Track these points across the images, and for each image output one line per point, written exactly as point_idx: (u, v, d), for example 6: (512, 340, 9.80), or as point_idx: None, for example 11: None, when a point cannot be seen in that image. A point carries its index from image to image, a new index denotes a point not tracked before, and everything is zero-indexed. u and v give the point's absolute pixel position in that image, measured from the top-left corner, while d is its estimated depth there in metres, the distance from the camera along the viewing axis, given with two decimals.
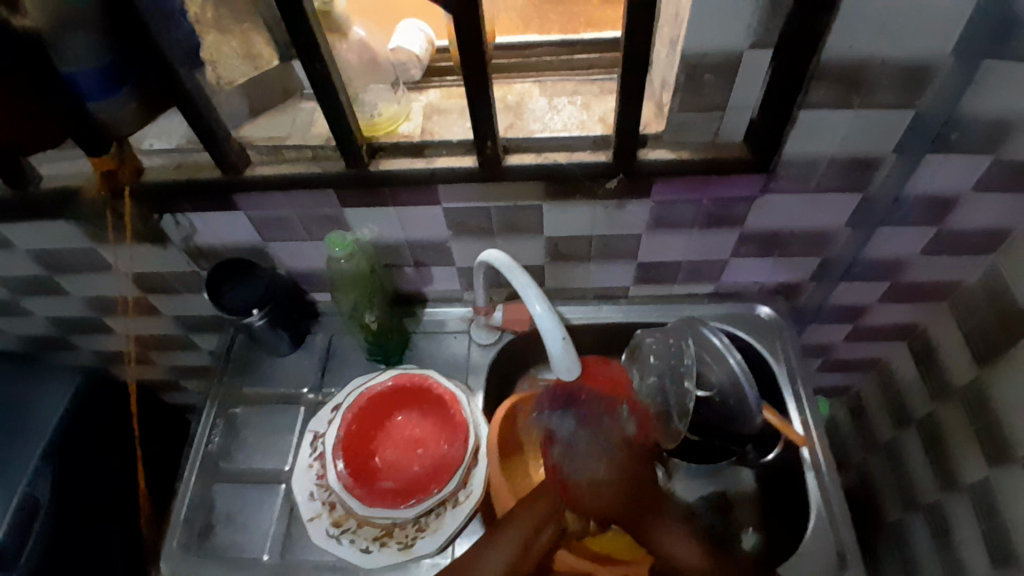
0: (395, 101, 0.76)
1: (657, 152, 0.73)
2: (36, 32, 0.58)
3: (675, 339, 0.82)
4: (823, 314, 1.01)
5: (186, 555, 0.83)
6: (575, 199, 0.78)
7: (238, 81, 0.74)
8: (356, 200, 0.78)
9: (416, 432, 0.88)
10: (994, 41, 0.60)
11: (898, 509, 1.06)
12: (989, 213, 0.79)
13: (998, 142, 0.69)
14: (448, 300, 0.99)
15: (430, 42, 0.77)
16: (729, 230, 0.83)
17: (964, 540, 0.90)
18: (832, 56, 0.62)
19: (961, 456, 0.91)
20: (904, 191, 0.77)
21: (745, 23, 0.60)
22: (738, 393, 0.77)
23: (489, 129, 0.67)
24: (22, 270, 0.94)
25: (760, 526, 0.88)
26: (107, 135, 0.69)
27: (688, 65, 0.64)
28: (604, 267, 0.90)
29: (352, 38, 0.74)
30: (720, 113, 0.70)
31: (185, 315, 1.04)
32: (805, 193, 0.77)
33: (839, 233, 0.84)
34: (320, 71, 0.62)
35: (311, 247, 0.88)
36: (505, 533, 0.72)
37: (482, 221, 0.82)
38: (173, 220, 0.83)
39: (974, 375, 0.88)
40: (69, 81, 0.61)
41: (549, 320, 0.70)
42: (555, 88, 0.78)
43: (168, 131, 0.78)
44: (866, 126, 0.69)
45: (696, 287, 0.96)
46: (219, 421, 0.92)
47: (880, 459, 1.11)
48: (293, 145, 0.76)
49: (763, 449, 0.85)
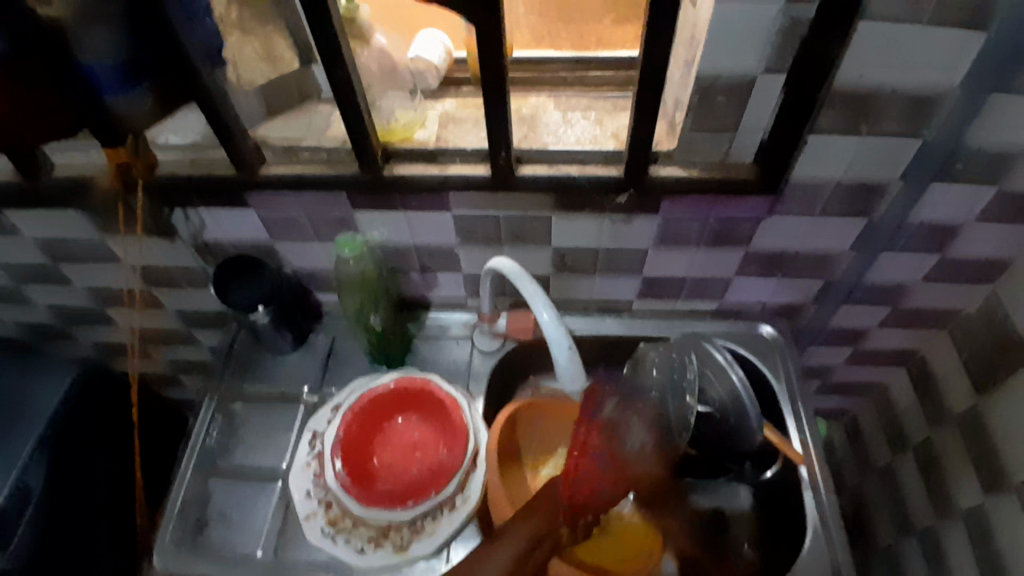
0: (411, 108, 0.77)
1: (667, 169, 0.73)
2: (59, 23, 0.59)
3: (677, 354, 0.81)
4: (823, 336, 1.02)
5: (179, 550, 0.82)
6: (583, 212, 0.79)
7: (257, 82, 0.75)
8: (366, 204, 0.79)
9: (415, 437, 0.88)
10: (1003, 74, 0.61)
11: (892, 533, 1.07)
12: (991, 243, 0.80)
13: (1001, 174, 0.71)
14: (451, 306, 0.99)
15: (449, 52, 0.79)
16: (733, 249, 0.84)
17: (957, 566, 0.91)
18: (843, 83, 0.63)
19: (956, 482, 0.91)
20: (908, 217, 0.78)
21: (759, 46, 0.61)
22: (739, 411, 0.77)
23: (503, 140, 0.68)
24: (30, 258, 0.95)
25: (755, 543, 0.88)
26: (123, 128, 0.69)
27: (701, 86, 0.66)
28: (609, 280, 0.91)
29: (372, 45, 0.76)
30: (730, 134, 0.71)
31: (189, 310, 1.05)
32: (811, 216, 0.78)
33: (843, 256, 0.85)
34: (341, 76, 0.63)
35: (319, 248, 0.88)
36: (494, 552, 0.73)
37: (491, 229, 0.82)
38: (183, 215, 0.84)
39: (971, 402, 0.89)
40: (85, 71, 0.62)
41: (555, 329, 0.71)
42: (568, 102, 0.79)
43: (185, 127, 0.79)
44: (874, 153, 0.70)
45: (698, 304, 0.96)
46: (217, 416, 0.92)
47: (875, 482, 1.12)
48: (308, 147, 0.76)
49: (761, 467, 0.87)
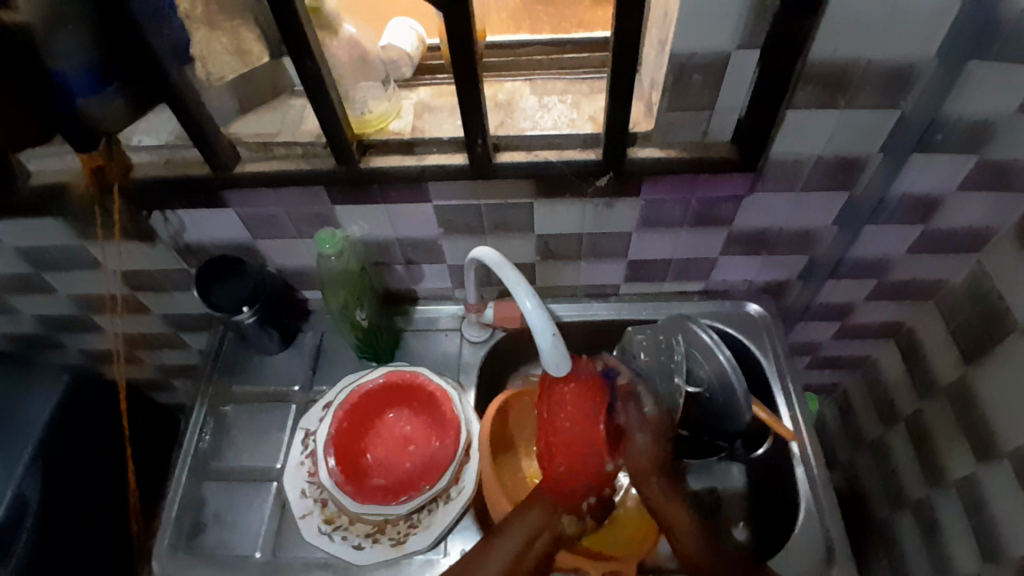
0: (385, 98, 0.76)
1: (645, 151, 0.73)
2: (26, 27, 0.57)
3: (666, 337, 0.84)
4: (810, 313, 1.02)
5: (177, 554, 0.82)
6: (564, 197, 0.78)
7: (227, 78, 0.73)
8: (344, 198, 0.78)
9: (407, 430, 0.89)
10: (978, 42, 0.60)
11: (885, 505, 1.08)
12: (974, 213, 0.80)
13: (982, 143, 0.71)
14: (439, 298, 0.99)
15: (422, 40, 0.78)
16: (717, 229, 0.84)
17: (951, 535, 0.92)
18: (817, 57, 0.63)
19: (947, 452, 0.92)
20: (890, 190, 0.78)
21: (731, 23, 0.61)
22: (727, 390, 0.78)
23: (478, 128, 0.67)
24: (9, 267, 0.94)
25: (750, 521, 0.89)
26: (93, 131, 0.68)
27: (676, 65, 0.65)
28: (594, 265, 0.91)
29: (342, 35, 0.73)
30: (707, 113, 0.70)
31: (174, 313, 1.04)
32: (793, 192, 0.78)
33: (827, 232, 0.85)
34: (310, 70, 0.62)
35: (301, 245, 0.88)
36: (495, 544, 0.72)
37: (472, 219, 0.82)
38: (162, 217, 0.83)
39: (960, 372, 0.89)
40: (58, 77, 0.61)
41: (539, 317, 0.69)
42: (544, 86, 0.78)
43: (155, 127, 0.77)
44: (853, 127, 0.70)
45: (685, 286, 0.96)
46: (209, 420, 0.91)
47: (868, 456, 1.12)
48: (283, 142, 0.75)
49: (751, 445, 0.90)
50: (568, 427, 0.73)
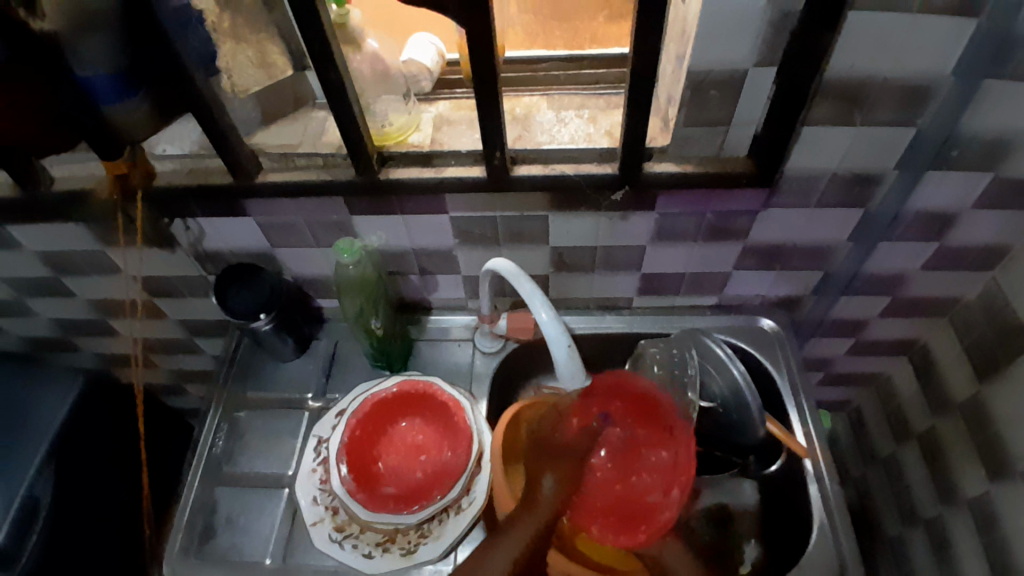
0: (405, 112, 0.78)
1: (661, 165, 0.74)
2: (55, 34, 0.59)
3: (678, 349, 0.86)
4: (823, 328, 1.02)
5: (186, 558, 0.83)
6: (579, 210, 0.79)
7: (251, 89, 0.75)
8: (362, 207, 0.80)
9: (418, 439, 0.88)
10: (994, 60, 0.61)
11: (897, 522, 1.07)
12: (989, 230, 0.80)
13: (997, 160, 0.71)
14: (452, 308, 0.99)
15: (440, 55, 0.79)
16: (732, 243, 0.84)
17: (962, 552, 0.91)
18: (834, 73, 0.63)
19: (961, 470, 0.91)
20: (904, 207, 0.78)
21: (748, 39, 0.62)
22: (740, 404, 0.79)
23: (497, 140, 0.68)
24: (30, 270, 0.95)
25: (762, 537, 0.89)
26: (120, 140, 0.70)
27: (693, 81, 0.66)
28: (606, 277, 0.91)
29: (365, 49, 0.75)
30: (723, 128, 0.71)
31: (190, 319, 1.05)
32: (807, 208, 0.79)
33: (841, 247, 0.85)
34: (333, 81, 0.63)
35: (318, 254, 0.89)
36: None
37: (487, 230, 0.83)
38: (182, 224, 0.84)
39: (973, 390, 0.88)
40: (83, 81, 0.62)
41: (554, 329, 0.70)
42: (562, 101, 0.80)
43: (180, 136, 0.79)
44: (867, 143, 0.70)
45: (697, 299, 0.97)
46: (223, 425, 0.92)
47: (880, 472, 1.12)
48: (304, 153, 0.77)
49: (765, 462, 0.89)
50: (605, 473, 0.79)
